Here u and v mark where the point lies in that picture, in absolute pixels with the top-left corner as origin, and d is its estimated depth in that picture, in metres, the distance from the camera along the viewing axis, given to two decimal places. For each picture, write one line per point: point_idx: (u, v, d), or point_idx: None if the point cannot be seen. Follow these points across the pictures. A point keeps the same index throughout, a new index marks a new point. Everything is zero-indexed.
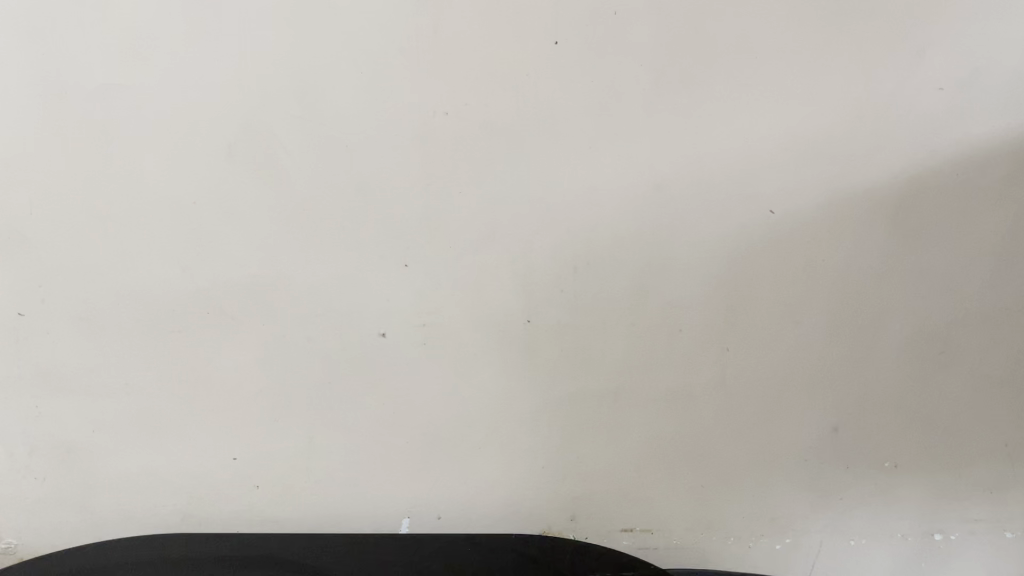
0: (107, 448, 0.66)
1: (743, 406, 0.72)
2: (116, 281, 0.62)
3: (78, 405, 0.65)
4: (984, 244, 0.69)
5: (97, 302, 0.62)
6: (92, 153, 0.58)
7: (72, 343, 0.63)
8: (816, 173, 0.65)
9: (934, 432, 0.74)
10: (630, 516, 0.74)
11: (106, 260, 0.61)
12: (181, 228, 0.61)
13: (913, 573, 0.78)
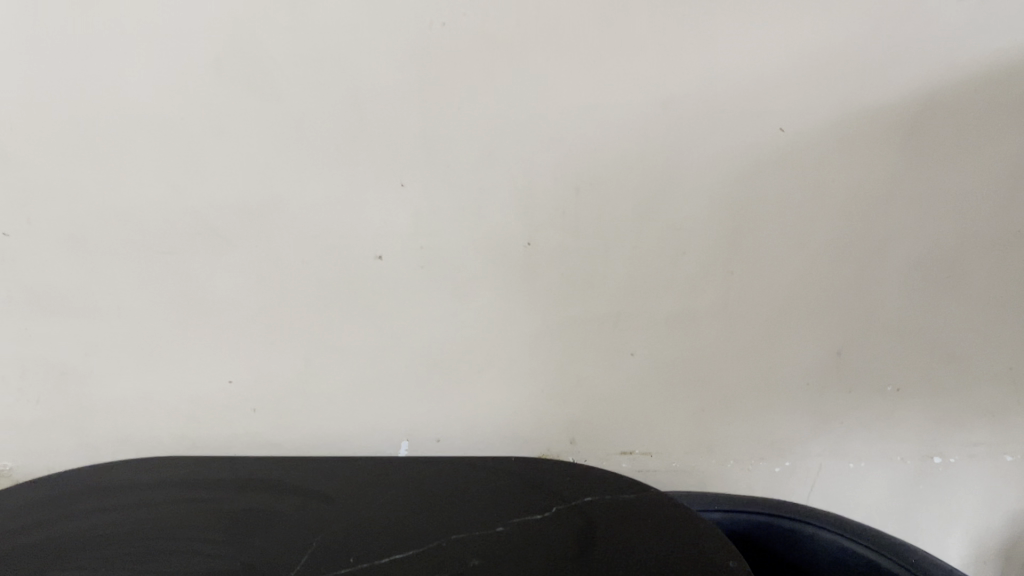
0: (100, 371, 0.66)
1: (745, 331, 0.71)
2: (101, 202, 0.60)
3: (70, 327, 0.64)
4: (1000, 164, 0.66)
5: (82, 220, 0.61)
6: (70, 67, 0.56)
7: (61, 264, 0.62)
8: (830, 89, 0.62)
9: (939, 356, 0.73)
10: (629, 439, 0.75)
11: (90, 180, 0.60)
12: (167, 147, 0.59)
13: (911, 497, 0.78)
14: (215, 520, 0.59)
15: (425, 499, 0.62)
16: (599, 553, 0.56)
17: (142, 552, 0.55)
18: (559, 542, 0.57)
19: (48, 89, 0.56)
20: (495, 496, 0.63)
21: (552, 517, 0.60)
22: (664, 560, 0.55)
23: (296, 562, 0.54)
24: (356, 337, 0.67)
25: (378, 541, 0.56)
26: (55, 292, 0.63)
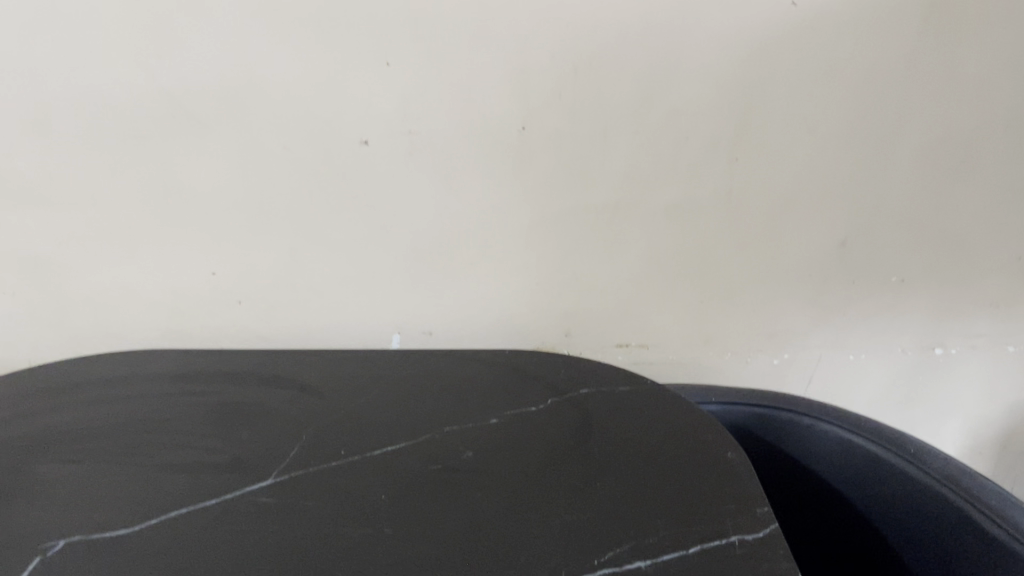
0: (76, 262, 0.63)
1: (747, 220, 0.68)
2: (62, 80, 0.56)
3: (39, 216, 0.61)
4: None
5: (46, 101, 0.56)
6: None
7: (25, 149, 0.58)
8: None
9: (946, 246, 0.71)
10: (626, 332, 0.73)
11: (48, 56, 0.55)
12: (131, 19, 0.54)
13: (909, 387, 0.78)
14: (202, 414, 0.57)
15: (417, 393, 0.61)
16: (594, 445, 0.55)
17: (129, 446, 0.53)
18: (555, 435, 0.56)
19: None
20: (489, 388, 0.61)
21: (547, 409, 0.59)
22: (661, 453, 0.54)
23: (285, 455, 0.53)
24: (344, 227, 0.65)
25: (370, 434, 0.55)
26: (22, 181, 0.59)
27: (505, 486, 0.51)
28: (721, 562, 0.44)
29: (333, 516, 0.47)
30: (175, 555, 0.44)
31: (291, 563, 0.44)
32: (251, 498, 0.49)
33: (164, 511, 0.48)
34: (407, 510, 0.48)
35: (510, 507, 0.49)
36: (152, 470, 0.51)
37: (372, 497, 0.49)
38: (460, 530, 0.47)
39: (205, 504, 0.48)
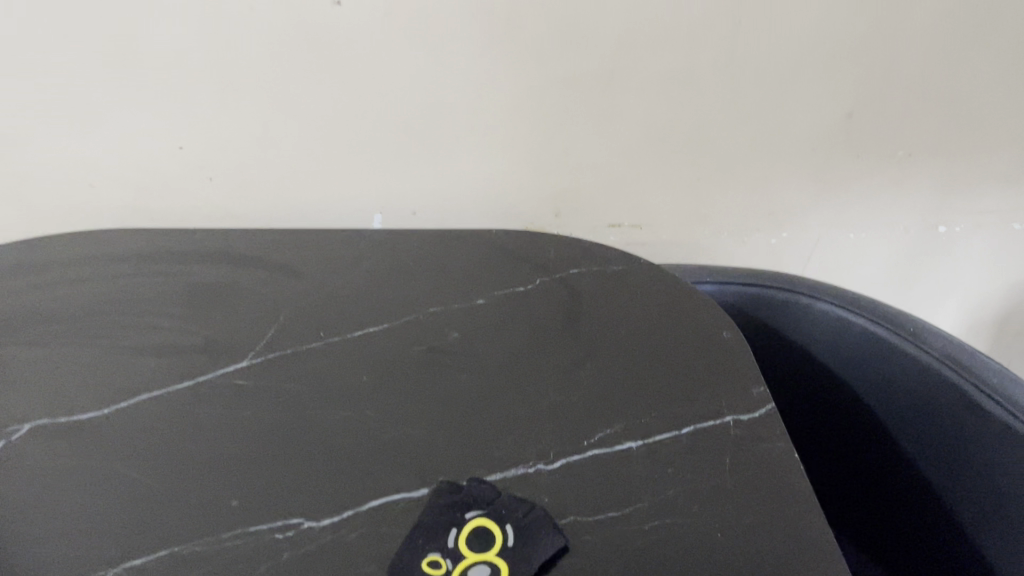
0: (30, 136, 0.59)
1: (750, 90, 0.64)
2: None
3: None
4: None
5: None
6: None
7: None
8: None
9: (959, 117, 0.67)
10: (619, 210, 0.70)
11: None
12: None
13: (909, 266, 0.76)
14: (174, 294, 0.55)
15: (400, 271, 0.58)
16: (585, 326, 0.53)
17: (97, 328, 0.51)
18: (544, 316, 0.54)
19: None
20: (476, 267, 0.59)
21: (536, 287, 0.56)
22: (654, 333, 0.52)
23: (263, 337, 0.51)
24: (317, 96, 0.60)
25: (351, 314, 0.53)
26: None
27: (493, 368, 0.49)
28: (715, 446, 0.42)
29: (313, 400, 0.45)
30: (146, 444, 0.42)
31: (271, 451, 0.42)
32: (228, 380, 0.47)
33: (134, 397, 0.45)
34: (390, 394, 0.46)
35: (498, 390, 0.47)
36: (122, 353, 0.49)
37: (354, 380, 0.47)
38: (446, 414, 0.45)
39: (178, 388, 0.46)
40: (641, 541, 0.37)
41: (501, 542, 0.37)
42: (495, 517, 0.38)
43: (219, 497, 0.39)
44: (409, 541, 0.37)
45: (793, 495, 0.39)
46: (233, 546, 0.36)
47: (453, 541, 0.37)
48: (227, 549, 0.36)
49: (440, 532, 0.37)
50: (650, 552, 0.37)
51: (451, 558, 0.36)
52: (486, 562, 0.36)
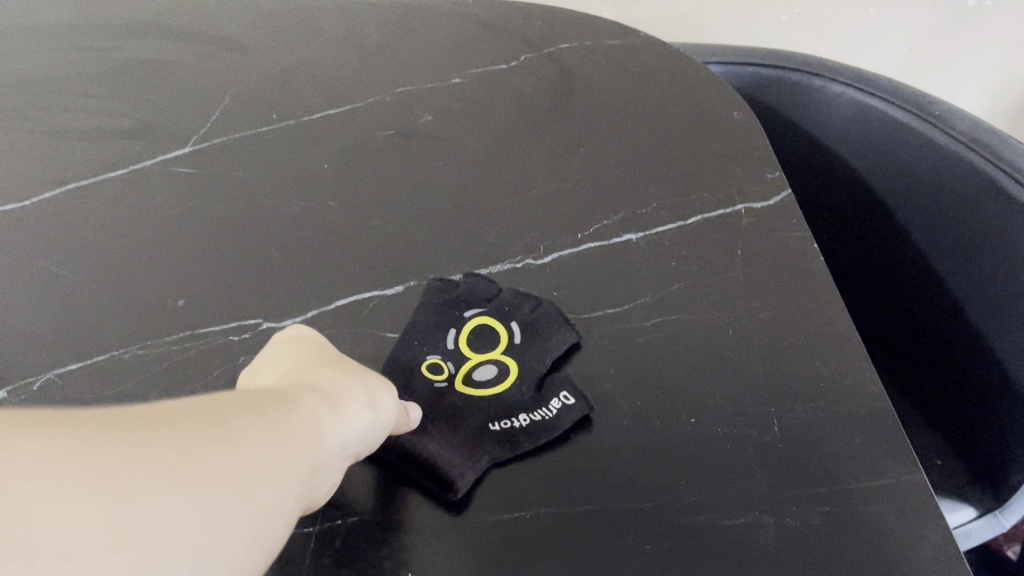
0: None
1: None
2: None
3: None
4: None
5: None
6: None
7: None
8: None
9: None
10: None
11: None
12: None
13: (929, 47, 0.67)
14: (101, 71, 0.47)
15: (363, 47, 0.50)
16: (578, 107, 0.46)
17: (16, 110, 0.44)
18: (531, 96, 0.47)
19: None
20: (451, 39, 0.51)
21: (521, 64, 0.49)
22: (657, 116, 0.46)
23: (208, 118, 0.44)
24: None
25: (307, 94, 0.46)
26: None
27: (472, 153, 0.43)
28: (723, 237, 0.38)
29: (268, 190, 0.40)
30: (77, 239, 0.37)
31: (222, 244, 0.37)
32: (167, 168, 0.41)
33: (63, 185, 0.40)
34: (356, 182, 0.41)
35: (480, 178, 0.41)
36: (46, 136, 0.42)
37: (314, 167, 0.41)
38: (421, 205, 0.39)
39: (109, 178, 0.40)
40: (640, 340, 0.33)
41: (506, 341, 0.33)
42: (497, 314, 0.34)
43: (162, 294, 0.34)
44: (405, 344, 0.33)
45: (810, 288, 0.35)
46: (179, 348, 0.32)
47: (454, 342, 0.33)
48: (172, 352, 0.32)
49: (439, 333, 0.33)
50: (650, 353, 0.33)
51: (451, 360, 0.33)
52: (493, 363, 0.33)
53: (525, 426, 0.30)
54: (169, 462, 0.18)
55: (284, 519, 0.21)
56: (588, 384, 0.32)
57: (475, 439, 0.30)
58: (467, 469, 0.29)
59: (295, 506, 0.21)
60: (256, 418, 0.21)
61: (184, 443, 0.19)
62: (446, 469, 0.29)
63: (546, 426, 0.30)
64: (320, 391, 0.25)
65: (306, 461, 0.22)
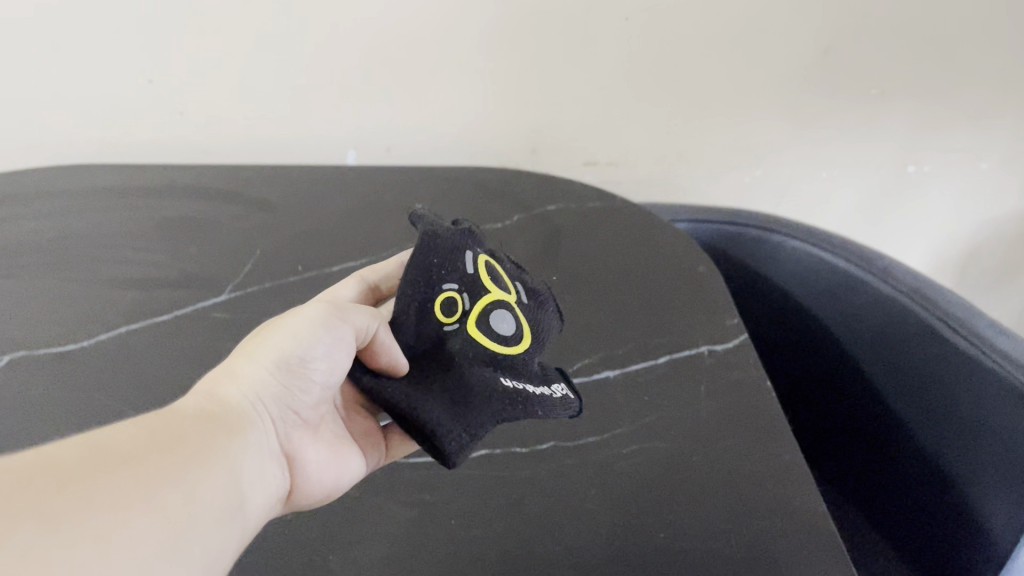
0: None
1: (727, 27, 0.62)
2: None
3: None
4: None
5: None
6: None
7: None
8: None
9: (933, 51, 0.66)
10: (593, 149, 0.70)
11: None
12: None
13: (878, 205, 0.77)
14: (145, 228, 0.54)
15: (378, 207, 0.58)
16: (563, 255, 0.53)
17: (70, 263, 0.50)
18: (523, 251, 0.54)
19: None
20: (451, 198, 0.59)
21: (515, 222, 0.57)
22: (632, 267, 0.52)
23: (241, 269, 0.50)
24: (278, 24, 0.58)
25: (326, 249, 0.53)
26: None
27: None
28: (691, 376, 0.43)
29: None
30: (123, 375, 0.42)
31: None
32: (205, 314, 0.46)
33: (113, 331, 0.45)
34: None
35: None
36: (99, 287, 0.48)
37: None
38: None
39: (154, 323, 0.46)
40: (619, 465, 0.38)
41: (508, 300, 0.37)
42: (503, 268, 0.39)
43: None
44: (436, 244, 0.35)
45: (765, 409, 0.41)
46: None
47: (471, 273, 0.36)
48: None
49: (460, 256, 0.36)
50: (630, 462, 0.38)
51: (467, 298, 0.36)
52: (501, 310, 0.37)
53: (518, 394, 0.35)
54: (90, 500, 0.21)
55: (212, 531, 0.24)
56: (578, 487, 0.37)
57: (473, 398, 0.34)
58: (459, 435, 0.32)
59: (219, 520, 0.25)
60: (166, 442, 0.24)
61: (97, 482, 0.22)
62: (445, 428, 0.32)
63: (544, 403, 0.36)
64: (219, 402, 0.28)
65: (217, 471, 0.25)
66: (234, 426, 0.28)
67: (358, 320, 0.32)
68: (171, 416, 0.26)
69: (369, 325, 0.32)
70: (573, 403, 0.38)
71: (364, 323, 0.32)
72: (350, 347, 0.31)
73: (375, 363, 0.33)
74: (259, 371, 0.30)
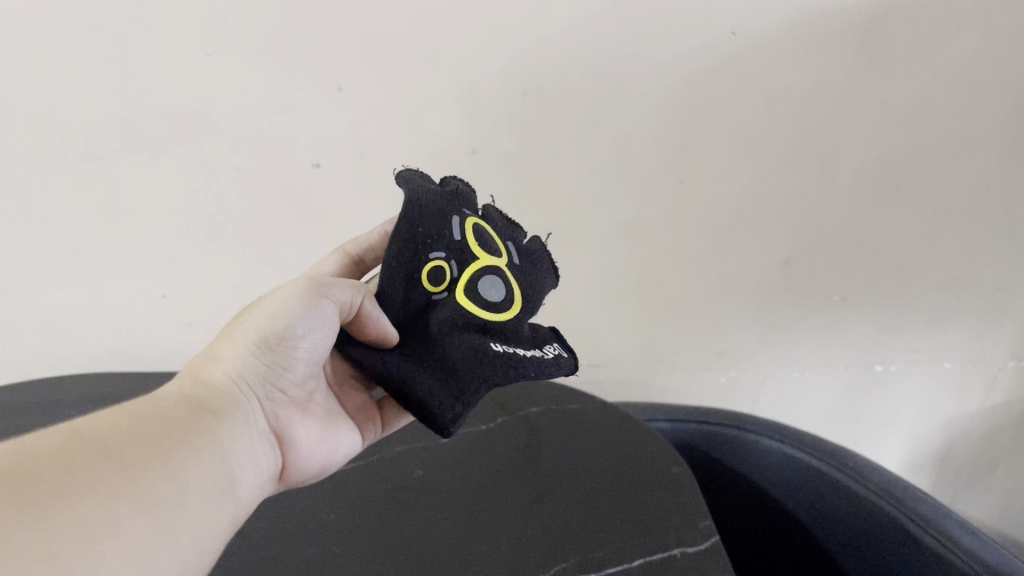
0: (24, 286, 0.63)
1: (694, 239, 0.71)
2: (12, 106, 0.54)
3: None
4: (964, 62, 0.63)
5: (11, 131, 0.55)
6: None
7: None
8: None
9: (885, 263, 0.73)
10: (576, 353, 0.77)
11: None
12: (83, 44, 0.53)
13: (848, 401, 0.82)
14: None
15: None
16: (543, 459, 0.57)
17: None
18: (506, 454, 0.58)
19: None
20: None
21: (495, 425, 0.62)
22: (610, 467, 0.56)
23: None
24: (301, 248, 0.67)
25: None
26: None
27: (455, 500, 0.52)
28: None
29: (279, 535, 0.47)
30: None
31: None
32: None
33: None
34: (358, 527, 0.48)
35: (462, 508, 0.51)
36: None
37: (323, 516, 0.49)
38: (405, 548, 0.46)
39: None
40: None
41: (489, 256, 0.45)
42: (501, 233, 0.48)
43: None
44: (422, 215, 0.44)
45: None
46: None
47: (456, 241, 0.45)
48: None
49: (445, 225, 0.45)
50: None
51: (453, 265, 0.44)
52: (489, 273, 0.45)
53: (504, 354, 0.43)
54: (116, 473, 0.27)
55: (206, 503, 0.30)
56: None
57: (461, 365, 0.41)
58: (447, 400, 0.40)
59: (212, 498, 0.31)
60: (167, 428, 0.31)
61: (115, 459, 0.28)
62: (435, 400, 0.39)
63: (537, 362, 0.43)
64: (208, 385, 0.35)
65: (209, 456, 0.32)
66: (225, 415, 0.35)
67: (339, 293, 0.39)
68: (171, 408, 0.32)
69: (352, 298, 0.39)
70: (568, 364, 0.46)
71: (346, 296, 0.39)
72: (332, 320, 0.38)
73: (366, 337, 0.41)
74: (247, 353, 0.37)
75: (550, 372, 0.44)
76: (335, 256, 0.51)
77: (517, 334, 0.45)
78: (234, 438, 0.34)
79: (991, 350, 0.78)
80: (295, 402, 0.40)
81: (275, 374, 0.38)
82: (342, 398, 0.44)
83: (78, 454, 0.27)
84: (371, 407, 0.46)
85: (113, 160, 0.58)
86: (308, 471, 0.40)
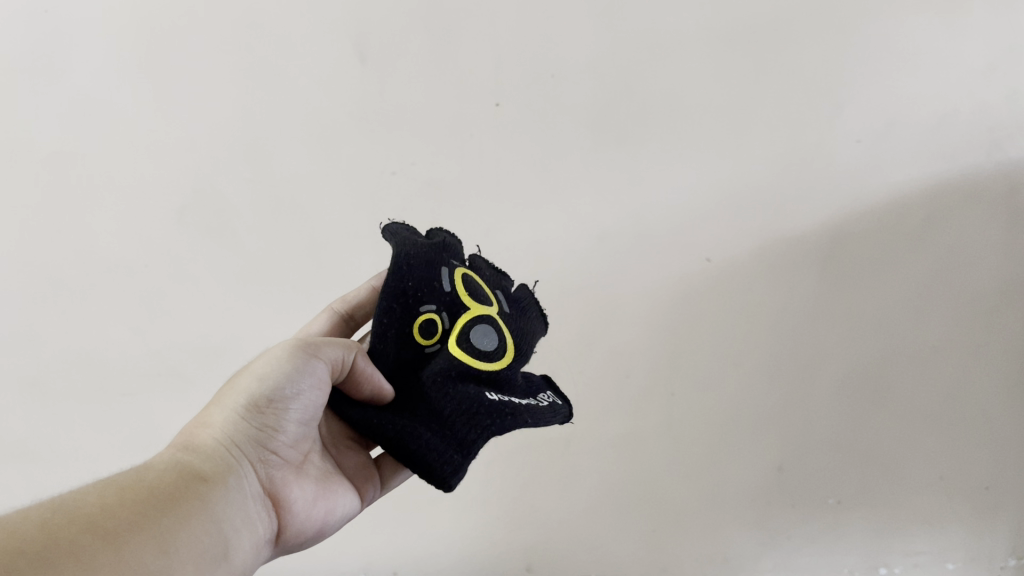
0: None
1: (689, 448, 0.75)
2: (77, 350, 0.68)
3: (44, 477, 0.71)
4: (917, 277, 0.70)
5: (72, 370, 0.68)
6: (63, 234, 0.65)
7: (59, 428, 0.70)
8: (757, 211, 0.68)
9: (874, 467, 0.75)
10: (584, 563, 0.78)
11: (69, 334, 0.67)
12: (140, 292, 0.67)
13: None
14: None
15: None
16: None
17: None
18: None
19: (49, 251, 0.65)
20: None
21: None
22: None
23: None
24: None
25: None
26: (59, 418, 0.69)
27: None
28: None
29: None
30: None
31: None
32: None
33: None
34: None
35: None
36: None
37: None
38: None
39: None
40: None
41: (475, 307, 0.54)
42: (485, 285, 0.58)
43: None
44: (416, 272, 0.53)
45: None
46: None
47: (447, 292, 0.54)
48: None
49: (436, 279, 0.54)
50: None
51: (444, 317, 0.53)
52: (479, 320, 0.54)
53: (500, 401, 0.51)
54: (116, 533, 0.33)
55: (196, 567, 0.35)
56: None
57: (457, 417, 0.49)
58: (449, 454, 0.47)
59: (202, 566, 0.36)
60: (166, 494, 0.37)
61: (118, 521, 0.33)
62: (436, 454, 0.46)
63: (531, 411, 0.51)
64: (204, 452, 0.41)
65: (203, 526, 0.37)
66: (222, 472, 0.41)
67: (330, 352, 0.46)
68: (171, 479, 0.38)
69: (343, 355, 0.47)
70: (562, 412, 0.55)
71: (336, 353, 0.46)
72: (323, 377, 0.46)
73: (362, 393, 0.49)
74: (241, 417, 0.44)
75: (545, 420, 0.52)
76: (325, 314, 0.62)
77: (511, 385, 0.54)
78: (231, 493, 0.41)
79: (991, 548, 0.76)
80: (290, 460, 0.46)
81: (269, 432, 0.44)
82: (341, 457, 0.52)
83: (87, 518, 0.33)
84: (370, 467, 0.54)
85: (179, 375, 0.69)
86: (306, 523, 0.46)
